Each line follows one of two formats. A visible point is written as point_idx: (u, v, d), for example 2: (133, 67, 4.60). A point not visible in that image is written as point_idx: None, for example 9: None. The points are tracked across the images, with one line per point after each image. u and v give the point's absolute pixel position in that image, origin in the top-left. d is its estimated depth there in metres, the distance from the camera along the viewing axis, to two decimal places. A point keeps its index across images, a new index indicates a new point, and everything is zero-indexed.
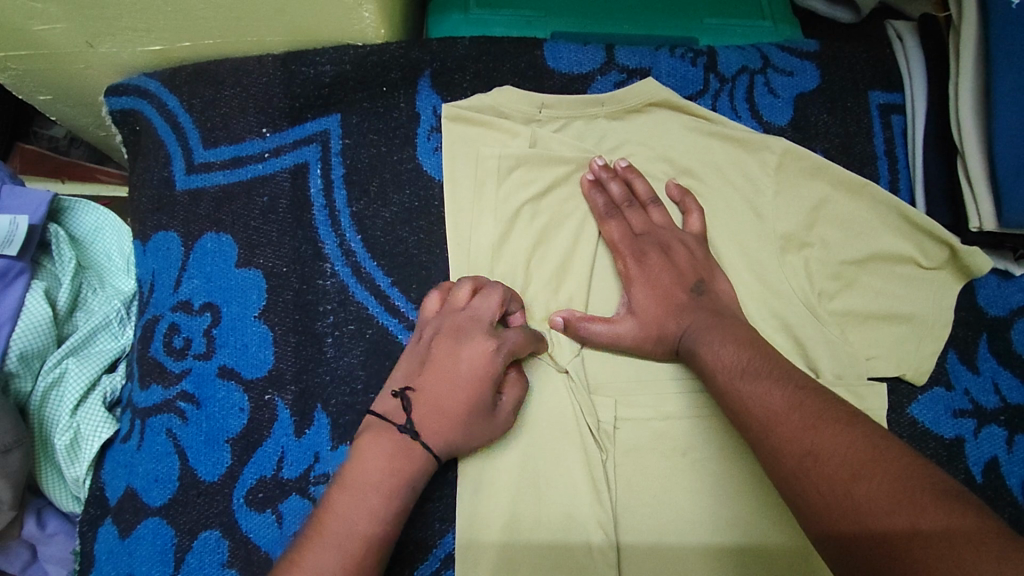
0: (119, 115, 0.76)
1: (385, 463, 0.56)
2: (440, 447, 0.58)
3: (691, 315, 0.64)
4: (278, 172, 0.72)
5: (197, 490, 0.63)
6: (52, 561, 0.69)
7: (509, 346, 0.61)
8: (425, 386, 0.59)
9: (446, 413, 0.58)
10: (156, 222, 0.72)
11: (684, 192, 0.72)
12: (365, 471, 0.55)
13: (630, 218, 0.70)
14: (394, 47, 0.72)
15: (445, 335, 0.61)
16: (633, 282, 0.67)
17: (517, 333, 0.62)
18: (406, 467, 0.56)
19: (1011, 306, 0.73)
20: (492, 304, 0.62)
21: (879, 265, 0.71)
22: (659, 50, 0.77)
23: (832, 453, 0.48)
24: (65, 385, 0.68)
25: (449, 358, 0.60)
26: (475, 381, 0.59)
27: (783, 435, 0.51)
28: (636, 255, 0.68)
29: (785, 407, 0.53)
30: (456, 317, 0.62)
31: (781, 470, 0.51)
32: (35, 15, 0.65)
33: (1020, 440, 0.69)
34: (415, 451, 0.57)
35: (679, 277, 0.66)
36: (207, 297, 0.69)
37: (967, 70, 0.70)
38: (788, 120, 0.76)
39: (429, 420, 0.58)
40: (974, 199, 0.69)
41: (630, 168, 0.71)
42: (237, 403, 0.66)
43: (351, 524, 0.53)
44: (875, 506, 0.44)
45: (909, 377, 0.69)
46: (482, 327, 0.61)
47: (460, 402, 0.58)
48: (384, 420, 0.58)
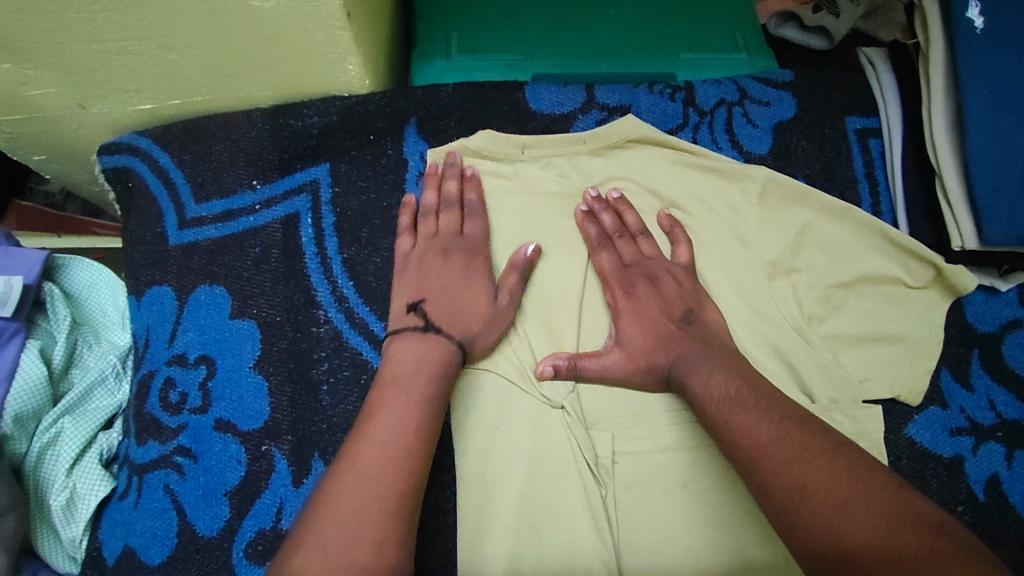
0: (112, 173, 0.77)
1: (420, 360, 0.63)
2: (466, 335, 0.65)
3: (680, 346, 0.65)
4: (269, 223, 0.73)
5: (196, 546, 0.63)
6: None
7: (481, 246, 0.70)
8: (432, 297, 0.67)
9: (460, 309, 0.66)
10: (149, 277, 0.73)
11: (674, 222, 0.73)
12: (400, 367, 0.62)
13: (621, 249, 0.71)
14: (379, 96, 0.73)
15: (429, 253, 0.69)
16: (623, 314, 0.68)
17: (482, 235, 0.71)
18: (437, 358, 0.63)
19: (1001, 321, 0.73)
20: (453, 216, 0.71)
21: (866, 287, 0.72)
22: (638, 87, 0.78)
23: (819, 486, 0.49)
24: (60, 445, 0.68)
25: (440, 274, 0.68)
26: (472, 279, 0.68)
27: (772, 468, 0.52)
28: (625, 287, 0.69)
29: (771, 441, 0.54)
30: (432, 239, 0.70)
31: (772, 502, 0.51)
32: (27, 81, 0.67)
33: (1019, 456, 0.69)
34: (441, 344, 0.64)
35: (666, 308, 0.68)
36: (202, 350, 0.69)
37: (938, 95, 0.72)
38: (768, 149, 0.77)
39: (448, 318, 0.66)
40: (954, 219, 0.70)
41: (622, 200, 0.73)
42: (233, 455, 0.66)
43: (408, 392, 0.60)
44: (860, 542, 0.46)
45: (903, 398, 0.69)
46: (453, 238, 0.70)
47: (466, 296, 0.67)
48: (408, 329, 0.65)
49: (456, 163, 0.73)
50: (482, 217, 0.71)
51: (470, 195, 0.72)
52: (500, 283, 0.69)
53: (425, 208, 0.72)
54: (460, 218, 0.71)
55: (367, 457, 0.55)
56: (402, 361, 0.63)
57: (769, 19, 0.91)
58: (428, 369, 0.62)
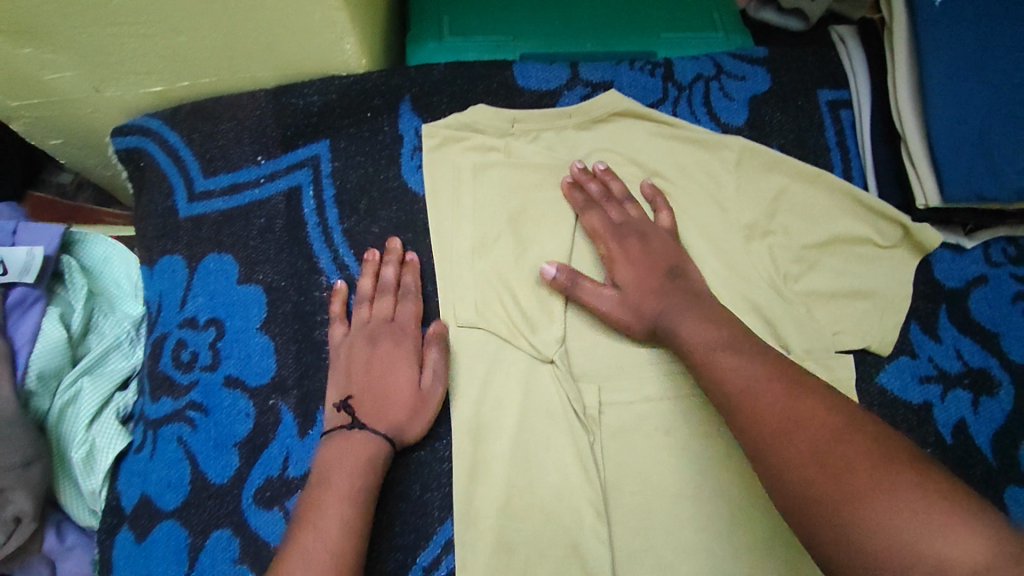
0: (124, 153, 0.81)
1: (346, 456, 0.62)
2: (394, 426, 0.65)
3: (670, 293, 0.66)
4: (273, 195, 0.78)
5: (209, 492, 0.68)
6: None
7: (409, 329, 0.70)
8: (360, 390, 0.66)
9: (385, 400, 0.65)
10: (161, 247, 0.77)
11: (656, 192, 0.76)
12: (328, 474, 0.61)
13: (609, 212, 0.74)
14: (375, 75, 0.78)
15: (358, 340, 0.69)
16: (616, 263, 0.71)
17: (412, 318, 0.71)
18: (364, 455, 0.62)
19: (967, 278, 0.76)
20: (387, 303, 0.71)
21: (839, 248, 0.76)
22: (620, 64, 0.82)
23: (810, 425, 0.49)
24: (80, 403, 0.72)
25: (369, 362, 0.67)
26: (400, 365, 0.67)
27: (760, 401, 0.53)
28: (618, 240, 0.72)
29: (757, 381, 0.54)
30: (363, 325, 0.70)
31: (759, 438, 0.51)
32: (46, 65, 0.72)
33: (984, 402, 0.73)
34: (367, 440, 0.63)
35: (654, 262, 0.70)
36: (212, 313, 0.73)
37: (902, 65, 0.75)
38: (745, 120, 0.81)
39: (374, 411, 0.65)
40: (918, 177, 0.73)
41: (608, 171, 0.76)
42: (242, 409, 0.70)
43: (351, 453, 0.62)
44: (849, 465, 0.45)
45: (875, 347, 0.73)
46: (384, 325, 0.70)
47: (394, 386, 0.66)
48: (337, 429, 0.64)
49: (394, 250, 0.74)
50: (415, 300, 0.72)
51: (407, 279, 0.73)
52: (423, 364, 0.69)
53: (359, 295, 0.72)
54: (394, 304, 0.71)
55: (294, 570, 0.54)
56: (328, 466, 0.61)
57: (749, 4, 0.95)
58: (354, 471, 0.61)
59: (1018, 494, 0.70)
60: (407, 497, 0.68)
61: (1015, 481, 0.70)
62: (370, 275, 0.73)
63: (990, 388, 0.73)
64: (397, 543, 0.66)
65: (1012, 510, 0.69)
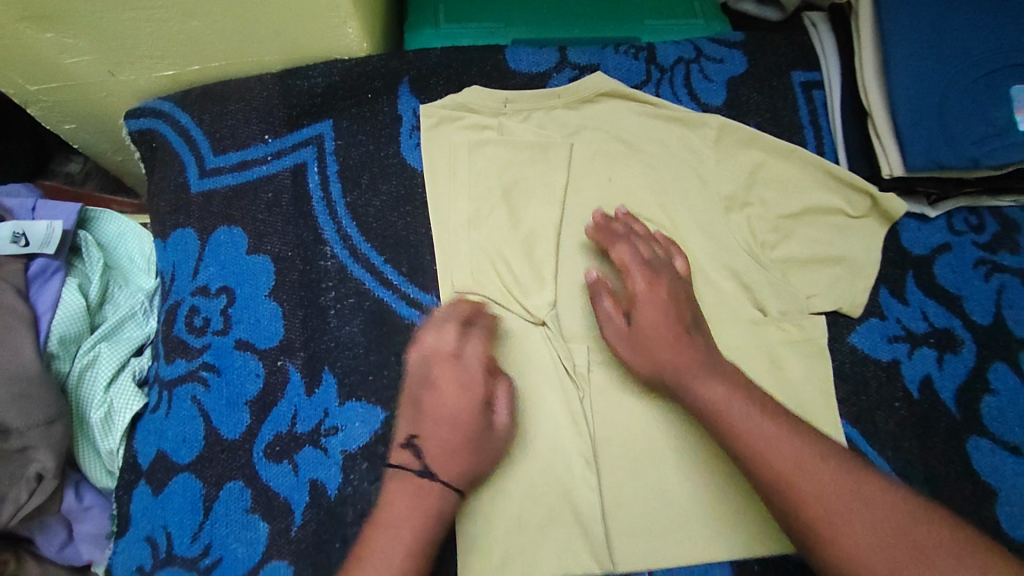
0: (137, 135, 0.86)
1: (411, 505, 0.63)
2: (460, 475, 0.66)
3: (692, 344, 0.69)
4: (280, 171, 0.82)
5: (222, 447, 0.72)
6: (89, 538, 0.78)
7: (478, 369, 0.70)
8: (425, 431, 0.67)
9: (450, 446, 0.66)
10: (174, 221, 0.82)
11: (668, 242, 0.78)
12: (398, 515, 0.63)
13: (639, 249, 0.75)
14: (375, 59, 0.83)
15: (424, 377, 0.69)
16: (641, 303, 0.71)
17: (480, 358, 0.71)
18: (430, 503, 0.64)
19: (932, 245, 0.81)
20: (451, 336, 0.71)
21: (813, 217, 0.81)
22: (606, 49, 0.87)
23: (863, 499, 0.58)
24: (98, 367, 0.77)
25: (436, 402, 0.68)
26: (467, 408, 0.67)
27: (785, 476, 0.60)
28: (646, 279, 0.73)
29: (799, 453, 0.60)
30: (429, 360, 0.70)
31: (810, 503, 0.58)
32: (66, 50, 0.76)
33: (949, 358, 0.77)
34: (432, 488, 0.64)
35: (678, 310, 0.71)
36: (223, 282, 0.78)
37: (867, 46, 0.80)
38: (723, 101, 0.86)
39: (439, 456, 0.65)
40: (883, 150, 0.78)
41: (630, 215, 0.79)
42: (253, 369, 0.75)
43: (420, 497, 0.64)
44: (865, 547, 0.56)
45: (846, 309, 0.78)
46: (451, 363, 0.69)
47: (460, 430, 0.67)
48: (403, 470, 0.65)
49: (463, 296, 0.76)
50: (484, 341, 0.72)
51: (481, 318, 0.74)
52: (494, 406, 0.69)
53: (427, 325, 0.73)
54: (463, 342, 0.71)
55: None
56: (398, 507, 0.63)
57: None
58: (419, 522, 0.63)
59: (979, 443, 0.74)
60: None
61: (979, 433, 0.75)
62: (441, 314, 0.73)
63: (954, 347, 0.78)
64: None
65: (973, 457, 0.74)
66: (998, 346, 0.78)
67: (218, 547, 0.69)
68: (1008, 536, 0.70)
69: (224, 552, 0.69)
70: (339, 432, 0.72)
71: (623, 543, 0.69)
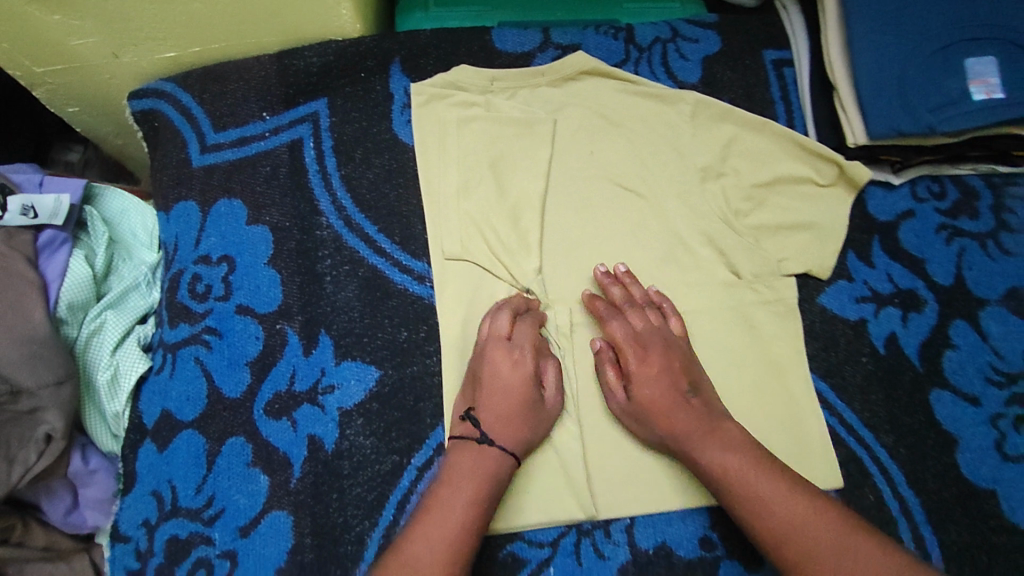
0: (140, 115, 0.90)
1: (474, 466, 0.68)
2: (516, 442, 0.70)
3: (688, 413, 0.71)
4: (277, 147, 0.86)
5: (223, 405, 0.76)
6: (91, 506, 0.79)
7: (527, 348, 0.75)
8: (482, 404, 0.71)
9: (506, 418, 0.71)
10: (177, 195, 0.86)
11: (662, 297, 0.80)
12: (459, 475, 0.67)
13: (632, 318, 0.77)
14: (368, 40, 0.87)
15: (479, 358, 0.74)
16: (636, 378, 0.74)
17: (530, 338, 0.75)
18: (489, 466, 0.68)
19: (897, 211, 0.86)
20: (505, 321, 0.75)
21: (784, 186, 0.85)
22: (586, 30, 0.92)
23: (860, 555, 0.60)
24: (104, 333, 0.80)
25: (490, 380, 0.72)
26: (517, 383, 0.72)
27: (780, 530, 0.63)
28: (639, 354, 0.75)
29: (798, 510, 0.64)
30: (481, 344, 0.75)
31: (807, 561, 0.61)
32: (72, 31, 0.80)
33: (913, 317, 0.82)
34: (490, 453, 0.69)
35: (673, 379, 0.74)
36: (224, 251, 0.82)
37: (832, 23, 0.85)
38: (698, 78, 0.91)
39: (496, 426, 0.70)
40: (848, 120, 0.83)
41: (628, 274, 0.80)
42: (253, 332, 0.78)
43: (482, 457, 0.68)
44: None
45: (815, 271, 0.82)
46: (502, 344, 0.74)
47: (514, 403, 0.71)
48: (464, 438, 0.70)
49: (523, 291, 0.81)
50: (533, 323, 0.77)
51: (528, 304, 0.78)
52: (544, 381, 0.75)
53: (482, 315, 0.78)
54: (511, 324, 0.76)
55: (414, 553, 0.61)
56: (461, 467, 0.68)
57: None
58: (482, 479, 0.67)
59: (942, 395, 0.79)
60: (402, 406, 0.76)
61: (942, 385, 0.79)
62: (494, 304, 0.78)
63: (918, 306, 0.82)
64: (394, 446, 0.74)
65: (936, 408, 0.78)
66: (959, 305, 0.82)
67: (220, 498, 0.73)
68: (963, 478, 0.76)
69: (227, 503, 0.72)
70: (335, 390, 0.76)
71: (605, 491, 0.74)
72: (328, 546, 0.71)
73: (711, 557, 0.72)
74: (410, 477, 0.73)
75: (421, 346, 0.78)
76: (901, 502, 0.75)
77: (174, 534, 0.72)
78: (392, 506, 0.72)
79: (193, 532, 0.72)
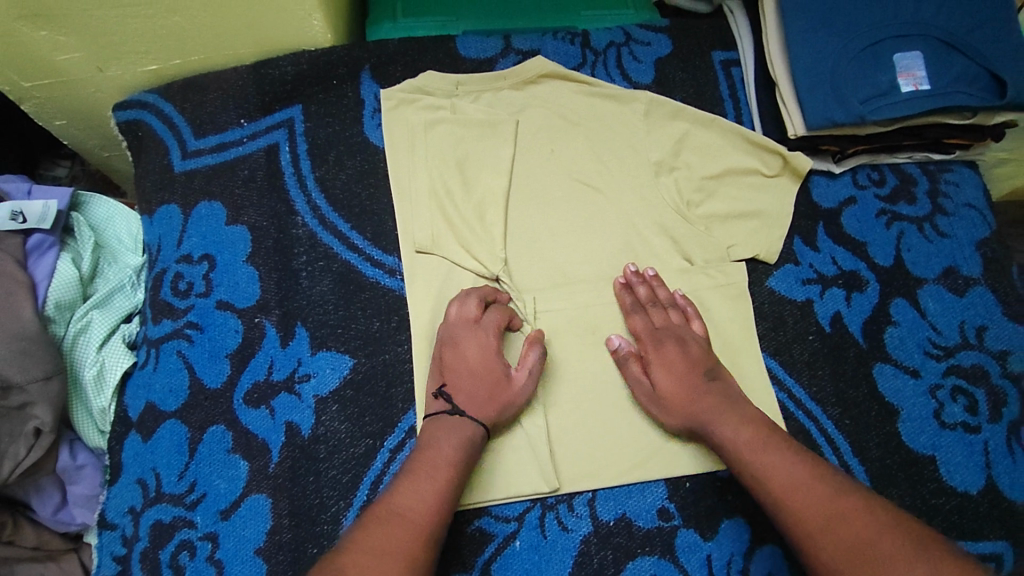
0: (125, 125, 0.94)
1: (456, 436, 0.72)
2: (486, 416, 0.74)
3: (704, 397, 0.76)
4: (255, 151, 0.91)
5: (205, 395, 0.80)
6: (80, 505, 0.83)
7: (491, 330, 0.78)
8: (453, 381, 0.75)
9: (476, 395, 0.74)
10: (160, 199, 0.90)
11: (689, 302, 0.84)
12: (437, 437, 0.72)
13: (653, 316, 0.82)
14: (339, 49, 0.93)
15: (446, 338, 0.78)
16: (654, 366, 0.79)
17: (497, 321, 0.79)
18: (465, 433, 0.72)
19: (840, 199, 0.91)
20: (472, 306, 0.79)
21: (733, 178, 0.90)
22: (545, 36, 0.98)
23: (853, 520, 0.62)
24: (91, 332, 0.85)
25: (459, 360, 0.76)
26: (484, 363, 0.76)
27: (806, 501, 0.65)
28: (655, 346, 0.79)
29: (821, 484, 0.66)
30: (450, 326, 0.78)
31: (833, 530, 0.62)
32: (58, 47, 0.84)
33: (857, 296, 0.87)
34: (461, 423, 0.72)
35: (692, 366, 0.78)
36: (205, 249, 0.86)
37: (771, 24, 0.91)
38: (651, 79, 0.97)
39: (467, 401, 0.73)
40: (788, 113, 0.89)
41: (656, 277, 0.84)
42: (232, 326, 0.83)
43: (457, 425, 0.72)
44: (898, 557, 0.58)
45: (763, 256, 0.88)
46: (469, 325, 0.78)
47: (483, 381, 0.75)
48: (437, 413, 0.73)
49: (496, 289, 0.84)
50: (503, 309, 0.81)
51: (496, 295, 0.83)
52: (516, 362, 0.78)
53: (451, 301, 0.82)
54: (476, 307, 0.79)
55: (404, 506, 0.66)
56: (438, 433, 0.72)
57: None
58: (456, 441, 0.71)
59: (884, 369, 0.83)
60: (375, 392, 0.80)
61: (883, 360, 0.84)
62: (460, 291, 0.82)
63: (860, 286, 0.87)
64: (368, 430, 0.78)
65: (880, 381, 0.83)
66: (898, 284, 0.87)
67: (202, 484, 0.76)
68: (904, 446, 0.80)
69: (209, 488, 0.76)
70: (311, 379, 0.80)
71: (567, 466, 0.78)
72: (305, 526, 0.75)
73: (669, 526, 0.76)
74: (383, 459, 0.77)
75: (393, 336, 0.83)
76: (847, 470, 0.79)
77: (158, 519, 0.76)
78: (366, 486, 0.76)
79: (176, 516, 0.76)
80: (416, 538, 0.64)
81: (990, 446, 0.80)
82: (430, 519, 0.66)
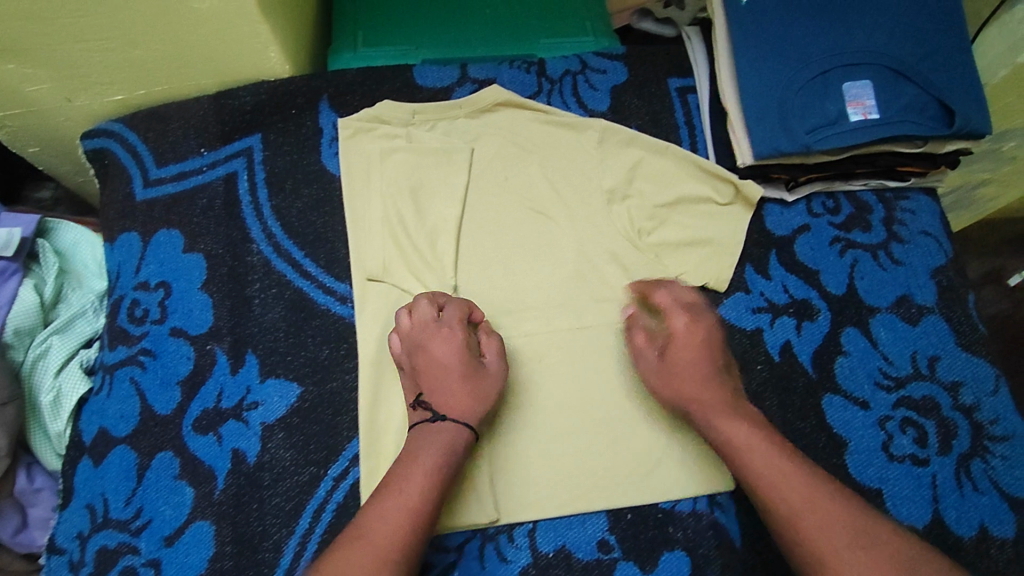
0: (92, 153, 0.97)
1: (443, 445, 0.73)
2: (471, 414, 0.76)
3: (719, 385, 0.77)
4: (214, 180, 0.93)
5: (155, 421, 0.82)
6: (38, 526, 0.86)
7: (455, 327, 0.79)
8: (427, 388, 0.78)
9: (453, 394, 0.76)
10: (121, 226, 0.92)
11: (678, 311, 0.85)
12: (411, 451, 0.73)
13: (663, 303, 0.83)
14: (298, 79, 0.94)
15: (412, 344, 0.79)
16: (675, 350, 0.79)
17: (457, 317, 0.80)
18: (449, 438, 0.74)
19: (793, 227, 0.91)
20: (427, 308, 0.80)
21: (685, 206, 0.90)
22: (501, 65, 1.00)
23: (831, 552, 0.64)
24: (48, 358, 0.86)
25: (429, 364, 0.78)
26: (452, 361, 0.78)
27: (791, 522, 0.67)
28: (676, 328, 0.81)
29: (790, 512, 0.67)
30: (412, 332, 0.80)
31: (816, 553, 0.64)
32: (26, 79, 0.87)
33: (807, 325, 0.86)
34: (444, 426, 0.74)
35: (709, 353, 0.79)
36: (161, 277, 0.88)
37: (722, 53, 0.91)
38: (607, 107, 0.98)
39: (446, 405, 0.76)
40: (738, 142, 0.89)
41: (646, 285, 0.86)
42: (184, 353, 0.84)
43: (439, 433, 0.74)
44: None
45: (712, 284, 0.88)
46: (431, 327, 0.79)
47: (455, 379, 0.77)
48: (420, 423, 0.76)
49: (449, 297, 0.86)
50: (460, 305, 0.81)
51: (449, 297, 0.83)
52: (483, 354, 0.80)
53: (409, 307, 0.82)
54: (432, 308, 0.80)
55: (367, 527, 0.67)
56: (415, 446, 0.73)
57: (630, 16, 1.09)
58: (439, 451, 0.72)
59: (833, 400, 0.83)
60: (321, 420, 0.81)
61: (832, 390, 0.83)
62: (415, 297, 0.83)
63: (811, 315, 0.87)
64: (311, 458, 0.79)
65: (829, 412, 0.82)
66: (850, 313, 0.87)
67: (148, 510, 0.78)
68: (851, 478, 0.79)
69: (154, 514, 0.78)
70: (258, 406, 0.81)
71: (510, 496, 0.78)
72: (247, 553, 0.76)
73: (608, 558, 0.76)
74: (327, 487, 0.78)
75: (342, 364, 0.84)
76: None
77: (103, 545, 0.77)
78: (308, 514, 0.77)
79: (121, 542, 0.77)
80: (380, 559, 0.65)
81: (938, 479, 0.79)
82: (398, 538, 0.67)
